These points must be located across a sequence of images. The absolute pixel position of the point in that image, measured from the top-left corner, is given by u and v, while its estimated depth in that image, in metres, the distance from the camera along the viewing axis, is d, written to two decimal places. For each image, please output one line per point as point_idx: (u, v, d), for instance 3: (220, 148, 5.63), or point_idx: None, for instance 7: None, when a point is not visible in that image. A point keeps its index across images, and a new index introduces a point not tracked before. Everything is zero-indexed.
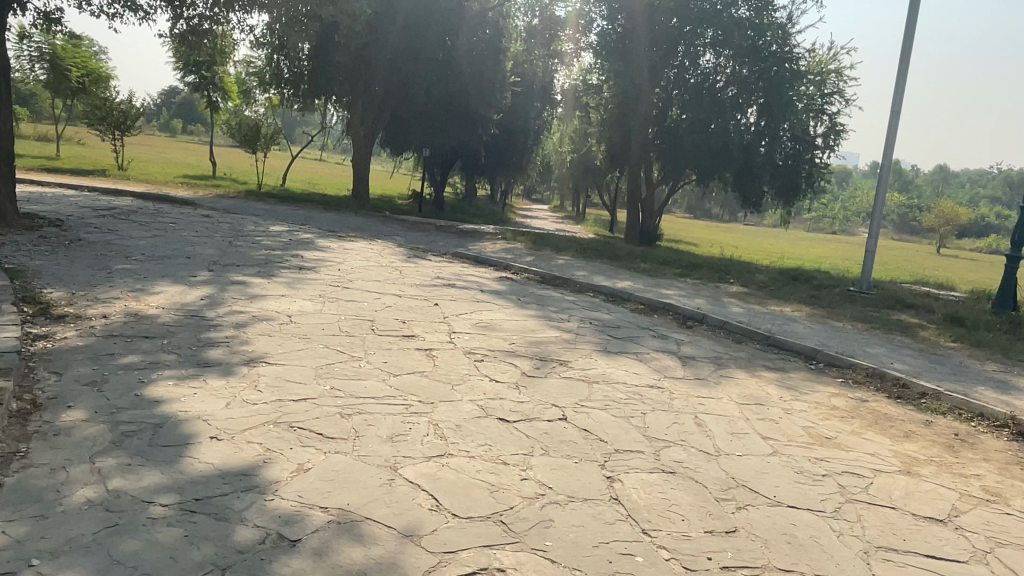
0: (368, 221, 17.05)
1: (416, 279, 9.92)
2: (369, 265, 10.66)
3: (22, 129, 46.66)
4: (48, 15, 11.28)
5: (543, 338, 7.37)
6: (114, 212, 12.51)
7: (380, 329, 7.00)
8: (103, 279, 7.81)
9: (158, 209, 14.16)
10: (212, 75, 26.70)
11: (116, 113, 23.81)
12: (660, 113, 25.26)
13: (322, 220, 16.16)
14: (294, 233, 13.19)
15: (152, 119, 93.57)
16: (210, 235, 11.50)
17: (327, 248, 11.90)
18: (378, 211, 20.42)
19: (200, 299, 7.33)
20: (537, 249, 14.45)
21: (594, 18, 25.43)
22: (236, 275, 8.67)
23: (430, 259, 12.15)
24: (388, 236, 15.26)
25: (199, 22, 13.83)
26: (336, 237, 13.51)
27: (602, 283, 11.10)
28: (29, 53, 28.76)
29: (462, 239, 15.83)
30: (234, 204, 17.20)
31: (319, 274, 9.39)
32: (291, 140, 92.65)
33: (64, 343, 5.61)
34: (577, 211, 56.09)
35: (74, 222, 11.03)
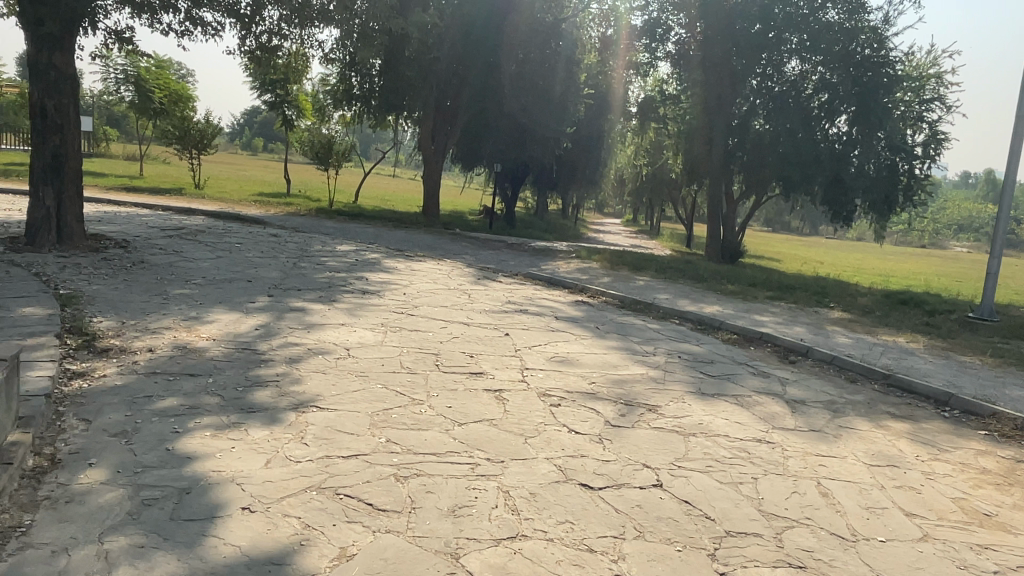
0: (437, 239, 16.55)
1: (486, 304, 9.23)
2: (436, 288, 10.05)
3: (115, 149, 48.86)
4: (122, 34, 11.56)
5: (628, 376, 6.53)
6: (183, 232, 12.37)
7: (445, 366, 6.28)
8: (157, 305, 7.41)
9: (227, 228, 14.02)
10: (287, 93, 26.99)
11: (194, 132, 24.24)
12: (742, 124, 23.98)
13: (391, 239, 15.74)
14: (360, 253, 12.76)
15: (236, 138, 97.22)
16: (275, 256, 11.13)
17: (394, 269, 11.37)
18: (447, 228, 19.91)
19: (255, 330, 6.82)
20: (614, 269, 13.60)
21: (672, 26, 24.41)
22: (296, 301, 8.17)
23: (501, 280, 11.47)
24: (458, 255, 14.70)
25: (268, 40, 13.67)
26: (403, 257, 13.00)
27: (688, 308, 10.16)
28: (116, 75, 29.90)
29: (534, 257, 15.12)
30: (304, 222, 17.02)
31: (383, 299, 8.81)
32: (366, 156, 94.52)
33: (102, 383, 5.12)
34: (650, 226, 54.72)
35: (141, 243, 10.85)
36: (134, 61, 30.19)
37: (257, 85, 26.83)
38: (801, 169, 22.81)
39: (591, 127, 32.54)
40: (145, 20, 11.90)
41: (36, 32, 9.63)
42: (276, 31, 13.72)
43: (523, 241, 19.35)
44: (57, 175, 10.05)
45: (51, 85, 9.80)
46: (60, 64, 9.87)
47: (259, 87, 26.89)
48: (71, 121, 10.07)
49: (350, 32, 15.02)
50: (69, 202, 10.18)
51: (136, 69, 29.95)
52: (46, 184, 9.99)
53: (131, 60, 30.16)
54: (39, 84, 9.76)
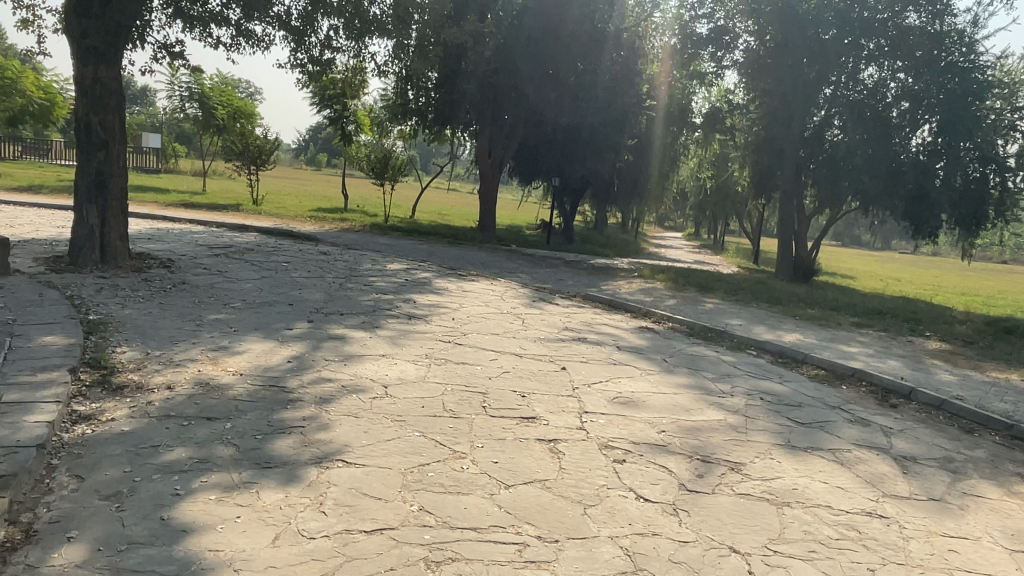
0: (491, 257, 15.91)
1: (542, 331, 8.47)
2: (488, 312, 9.36)
3: (182, 165, 50.11)
4: (172, 48, 11.39)
5: (703, 423, 5.66)
6: (231, 249, 12.03)
7: (493, 408, 5.53)
8: (187, 333, 6.91)
9: (277, 245, 13.67)
10: (346, 109, 26.94)
11: (253, 147, 24.31)
12: (816, 136, 22.71)
13: (444, 256, 15.17)
14: (411, 272, 12.19)
15: (300, 154, 99.29)
16: (321, 277, 10.63)
17: (444, 290, 10.73)
18: (503, 244, 19.27)
19: (288, 362, 6.22)
20: (679, 289, 12.69)
21: (739, 33, 23.44)
22: (336, 328, 7.58)
23: (558, 303, 10.72)
24: (512, 274, 14.01)
25: (322, 54, 13.28)
26: (456, 277, 12.39)
27: (765, 337, 9.19)
28: (181, 92, 30.52)
29: (593, 276, 14.31)
30: (357, 239, 16.62)
31: (430, 325, 8.15)
32: (426, 171, 95.23)
33: (108, 429, 4.56)
34: (714, 240, 53.10)
35: (185, 263, 10.51)
36: (199, 78, 30.74)
37: (317, 100, 26.83)
38: (882, 182, 21.36)
39: (652, 139, 31.64)
40: (196, 34, 11.69)
41: (83, 47, 9.48)
42: (330, 45, 13.32)
43: (582, 257, 18.54)
44: (101, 193, 9.84)
45: (97, 101, 9.62)
46: (106, 80, 9.68)
47: (318, 102, 26.90)
48: (116, 138, 9.87)
49: (405, 44, 14.55)
50: (113, 221, 9.96)
51: (200, 86, 30.41)
52: (90, 202, 9.80)
53: (196, 77, 30.64)
54: (85, 100, 9.59)
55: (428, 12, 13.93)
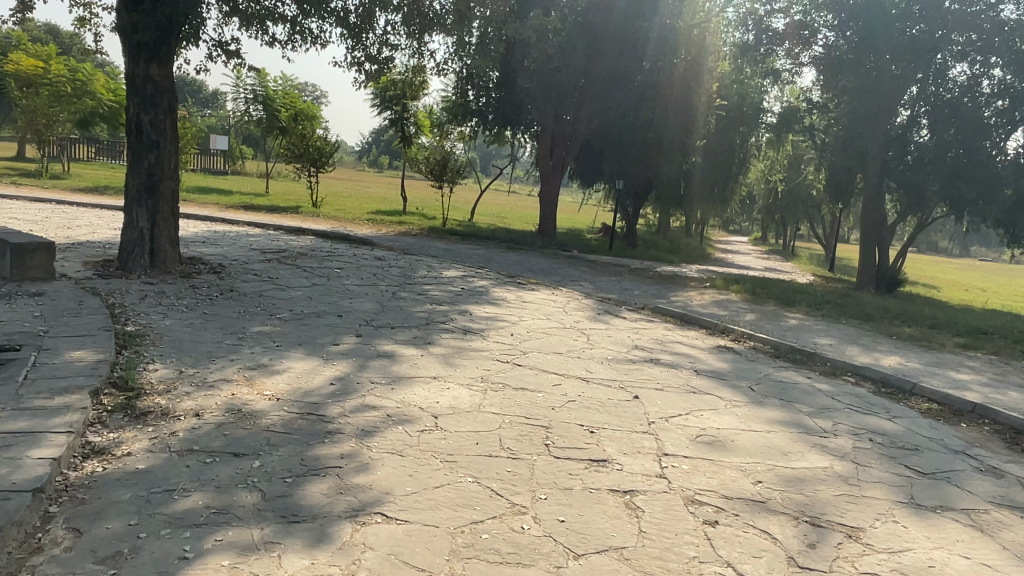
0: (552, 263, 15.15)
1: (610, 349, 7.69)
2: (550, 327, 8.62)
3: (249, 167, 50.94)
4: (227, 45, 11.06)
5: (805, 474, 4.81)
6: (284, 254, 11.63)
7: (557, 447, 4.79)
8: (226, 348, 6.38)
9: (332, 250, 13.25)
10: (407, 110, 26.63)
11: (313, 149, 24.22)
12: (900, 137, 21.25)
13: (503, 263, 14.51)
14: (468, 280, 11.55)
15: (363, 156, 100.43)
16: (375, 285, 10.07)
17: (503, 300, 10.05)
18: (564, 249, 18.51)
19: (331, 384, 5.62)
20: (757, 303, 11.70)
21: (819, 28, 21.95)
22: (386, 345, 6.96)
23: (626, 316, 9.91)
24: (574, 282, 13.24)
25: (380, 52, 12.80)
26: (515, 285, 11.69)
27: (861, 361, 8.19)
28: (246, 95, 30.96)
29: (661, 286, 13.42)
30: (414, 243, 16.12)
31: (488, 342, 7.46)
32: (487, 173, 95.06)
33: (121, 466, 4.01)
34: (784, 245, 51.09)
35: (236, 268, 10.12)
36: (264, 81, 31.08)
37: (378, 101, 26.59)
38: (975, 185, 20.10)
39: (719, 142, 30.45)
40: (252, 32, 11.34)
41: (136, 44, 9.24)
42: (389, 43, 12.82)
43: (647, 265, 17.63)
44: (151, 195, 9.52)
45: (148, 100, 9.36)
46: (157, 78, 9.41)
47: (379, 104, 26.65)
48: (167, 138, 9.58)
49: (465, 42, 13.95)
50: (162, 223, 9.63)
51: (265, 89, 30.85)
52: (140, 204, 9.48)
53: (260, 80, 31.10)
54: (136, 99, 9.33)
55: (490, 7, 13.29)
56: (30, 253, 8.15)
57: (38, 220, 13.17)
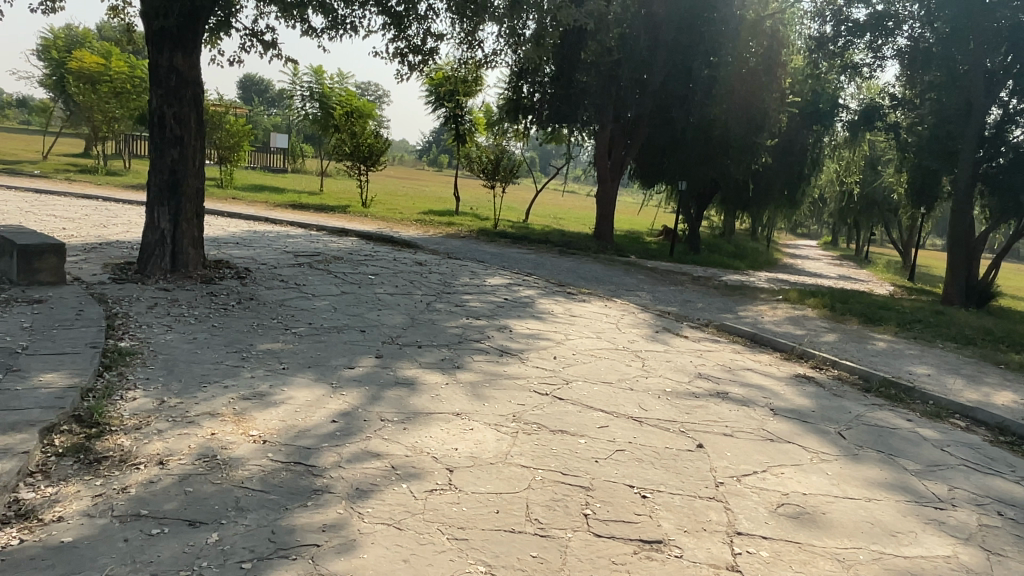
0: (607, 270, 14.07)
1: (669, 378, 6.61)
2: (600, 347, 7.58)
3: (309, 166, 51.27)
4: (261, 36, 10.43)
5: (923, 568, 3.67)
6: (318, 257, 10.89)
7: (598, 520, 3.79)
8: (224, 369, 5.59)
9: (372, 252, 12.49)
10: (461, 108, 25.90)
11: (364, 146, 23.76)
12: (995, 135, 19.44)
13: (554, 269, 13.52)
14: (513, 289, 10.60)
15: (424, 155, 100.75)
16: (409, 294, 9.21)
17: (548, 314, 9.06)
18: (620, 254, 17.37)
19: (334, 421, 4.74)
20: (838, 321, 10.42)
21: (903, 18, 20.26)
22: (408, 369, 6.06)
23: (687, 335, 8.81)
24: (630, 292, 12.15)
25: (425, 43, 11.99)
26: (564, 295, 10.69)
27: (970, 399, 6.90)
28: (303, 92, 30.90)
29: (726, 298, 12.21)
30: (462, 246, 15.30)
31: (527, 367, 6.49)
32: (547, 172, 94.11)
33: (42, 540, 3.19)
34: (857, 251, 48.48)
35: (263, 273, 9.41)
36: (320, 79, 30.98)
37: (432, 98, 25.89)
38: None
39: (788, 144, 28.75)
40: (289, 21, 10.66)
41: (161, 32, 8.61)
42: (434, 33, 12.00)
43: (711, 272, 16.37)
44: (173, 194, 8.87)
45: (172, 91, 8.72)
46: (182, 67, 8.76)
47: (433, 101, 25.94)
48: (192, 133, 8.93)
49: (518, 32, 13.01)
50: (185, 225, 8.98)
51: (321, 87, 30.79)
52: (162, 204, 8.84)
53: (316, 77, 31.00)
54: (159, 90, 8.71)
55: None
56: (38, 255, 7.57)
57: (76, 219, 12.84)
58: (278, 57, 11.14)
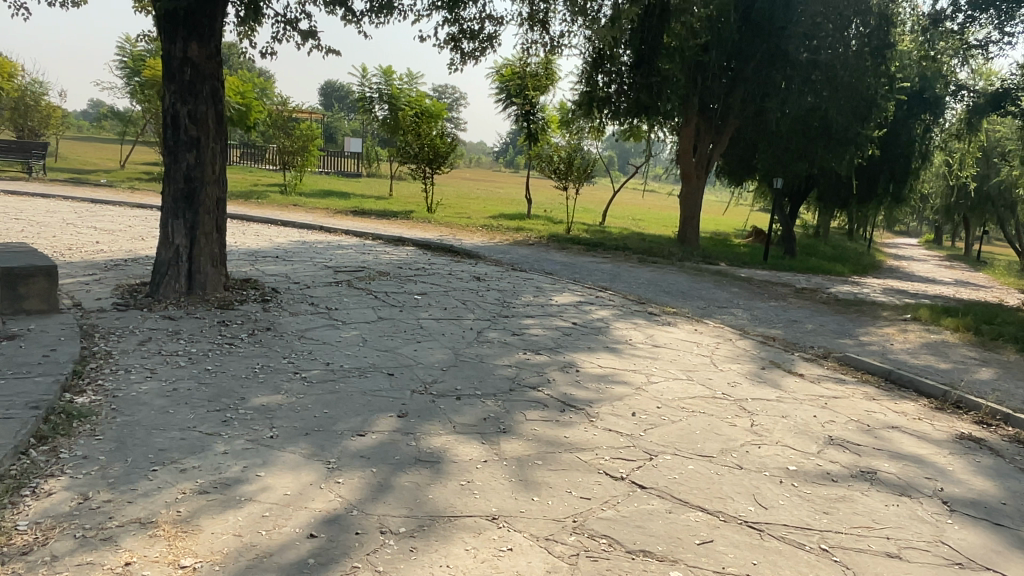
0: (694, 282, 12.29)
1: (790, 448, 4.89)
2: (693, 394, 5.91)
3: (384, 169, 51.03)
4: (296, 23, 9.30)
5: None
6: (360, 273, 9.58)
7: None
8: (193, 439, 4.23)
9: (427, 265, 11.17)
10: (533, 105, 24.42)
11: (429, 147, 22.67)
12: None
13: (632, 282, 11.85)
14: (583, 310, 9.01)
15: (501, 157, 100.09)
16: (459, 319, 7.75)
17: (626, 343, 7.44)
18: (708, 261, 15.51)
19: (311, 540, 3.27)
20: (990, 350, 8.40)
21: None
22: (436, 437, 4.56)
23: (803, 373, 7.03)
24: (722, 312, 10.36)
25: (482, 27, 10.61)
26: (645, 317, 9.03)
27: None
28: (372, 93, 30.14)
29: (840, 319, 10.25)
30: (530, 254, 13.85)
31: (597, 430, 4.89)
32: (625, 171, 91.82)
33: None
34: (968, 250, 44.44)
35: (293, 293, 8.16)
36: (390, 80, 30.15)
37: (502, 96, 24.55)
38: None
39: (891, 136, 25.99)
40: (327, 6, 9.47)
41: (173, 18, 7.50)
42: (493, 16, 10.59)
43: (814, 282, 14.31)
44: (189, 205, 7.71)
45: (186, 86, 7.59)
46: (197, 58, 7.62)
47: (503, 99, 24.56)
48: (210, 134, 7.78)
49: (590, 10, 11.42)
50: (203, 240, 7.81)
51: (390, 87, 29.95)
52: (176, 217, 7.69)
53: (385, 78, 30.19)
54: (172, 86, 7.58)
55: None
56: (24, 278, 6.48)
57: (114, 231, 12.04)
58: (317, 47, 9.98)
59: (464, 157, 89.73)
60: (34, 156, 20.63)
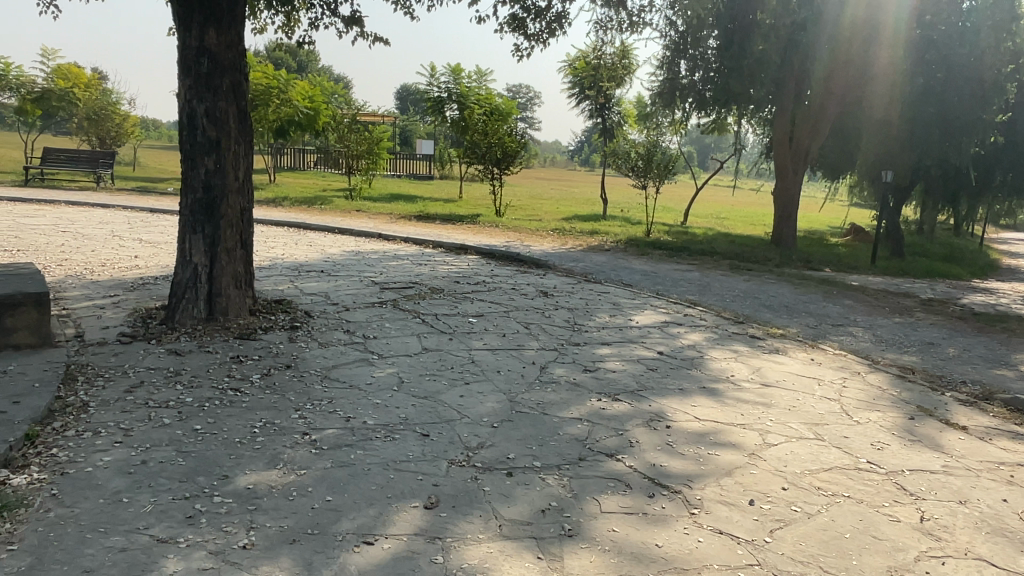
0: (797, 294, 10.57)
1: (990, 567, 3.35)
2: (827, 464, 4.40)
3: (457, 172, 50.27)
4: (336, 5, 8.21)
5: None
6: (410, 290, 8.37)
7: None
8: (137, 553, 3.04)
9: (489, 278, 9.91)
10: (608, 100, 22.91)
11: (497, 146, 21.47)
12: None
13: (724, 295, 10.26)
14: (670, 333, 7.55)
15: (576, 155, 98.27)
16: (520, 350, 6.41)
17: (728, 383, 5.95)
18: (810, 266, 13.71)
19: None
20: None
21: None
22: (474, 547, 3.23)
23: (967, 427, 5.37)
24: (837, 333, 8.67)
25: (549, 5, 9.28)
26: (745, 342, 7.48)
27: None
28: (441, 93, 29.21)
29: (986, 342, 8.40)
30: (606, 262, 12.43)
31: (704, 532, 3.46)
32: (706, 167, 88.55)
33: None
34: None
35: (328, 317, 7.00)
36: (459, 78, 29.16)
37: (575, 90, 23.12)
38: None
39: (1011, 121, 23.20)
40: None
41: (186, 1, 6.47)
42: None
43: (939, 290, 12.33)
44: (207, 218, 6.65)
45: (203, 80, 6.57)
46: (215, 47, 6.59)
47: (576, 93, 23.11)
48: (230, 134, 6.72)
49: None
50: (225, 257, 6.76)
51: (459, 86, 28.96)
52: (194, 231, 6.66)
53: (454, 77, 29.22)
54: (188, 81, 6.57)
55: None
56: (11, 309, 5.55)
57: (159, 244, 11.31)
58: (362, 36, 8.90)
59: (539, 157, 88.42)
60: (102, 165, 20.61)
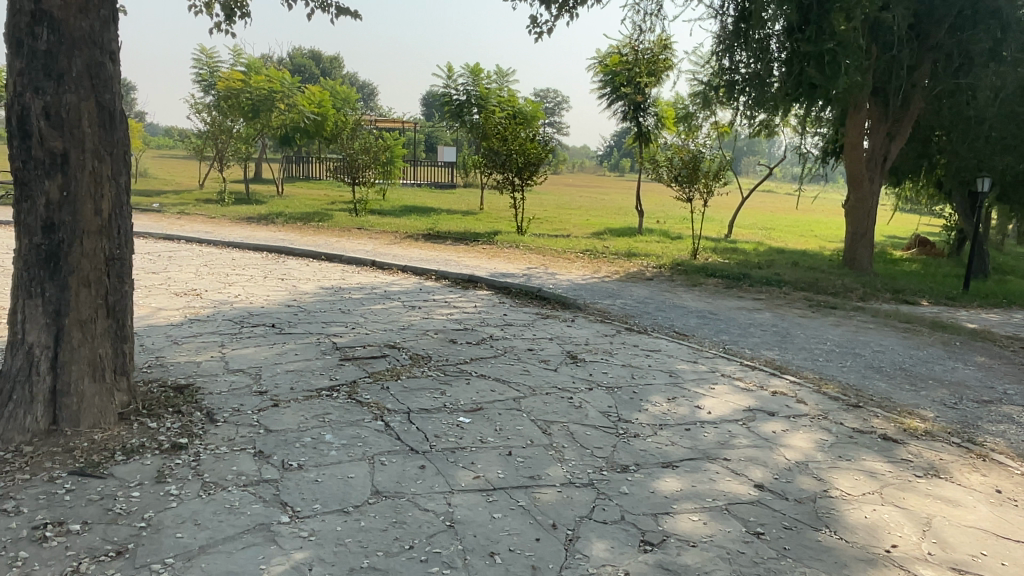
0: (910, 348, 7.91)
1: None
2: None
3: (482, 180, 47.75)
4: None
5: None
6: (378, 362, 5.89)
7: None
8: None
9: (498, 331, 7.41)
10: (644, 97, 20.24)
11: (517, 153, 19.00)
12: None
13: (813, 350, 7.65)
14: (764, 436, 4.99)
15: (604, 160, 95.49)
16: (527, 492, 3.90)
17: (893, 570, 3.39)
18: (904, 300, 11.00)
19: None
20: None
21: None
22: None
23: None
24: (992, 418, 6.03)
25: None
26: (877, 450, 4.90)
27: None
28: (460, 96, 26.85)
29: None
30: (650, 298, 9.87)
31: None
32: (739, 170, 85.30)
33: None
34: None
35: (237, 423, 4.57)
36: (479, 79, 26.78)
37: (607, 89, 20.51)
38: None
39: None
40: None
41: None
42: None
43: None
44: (49, 273, 4.30)
45: (41, 62, 4.19)
46: (60, 11, 4.20)
47: (608, 92, 20.49)
48: (86, 145, 4.35)
49: None
50: (78, 334, 4.40)
51: (478, 88, 26.61)
52: (29, 293, 4.31)
53: (474, 78, 26.87)
54: (18, 64, 4.20)
55: None
56: None
57: None
58: (321, 8, 6.56)
59: (566, 161, 85.73)
60: None
